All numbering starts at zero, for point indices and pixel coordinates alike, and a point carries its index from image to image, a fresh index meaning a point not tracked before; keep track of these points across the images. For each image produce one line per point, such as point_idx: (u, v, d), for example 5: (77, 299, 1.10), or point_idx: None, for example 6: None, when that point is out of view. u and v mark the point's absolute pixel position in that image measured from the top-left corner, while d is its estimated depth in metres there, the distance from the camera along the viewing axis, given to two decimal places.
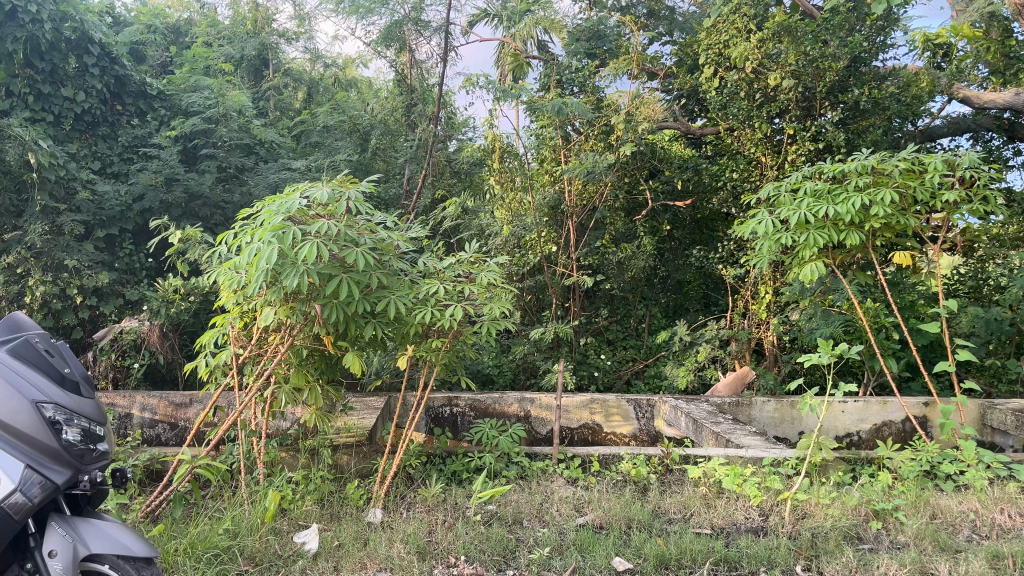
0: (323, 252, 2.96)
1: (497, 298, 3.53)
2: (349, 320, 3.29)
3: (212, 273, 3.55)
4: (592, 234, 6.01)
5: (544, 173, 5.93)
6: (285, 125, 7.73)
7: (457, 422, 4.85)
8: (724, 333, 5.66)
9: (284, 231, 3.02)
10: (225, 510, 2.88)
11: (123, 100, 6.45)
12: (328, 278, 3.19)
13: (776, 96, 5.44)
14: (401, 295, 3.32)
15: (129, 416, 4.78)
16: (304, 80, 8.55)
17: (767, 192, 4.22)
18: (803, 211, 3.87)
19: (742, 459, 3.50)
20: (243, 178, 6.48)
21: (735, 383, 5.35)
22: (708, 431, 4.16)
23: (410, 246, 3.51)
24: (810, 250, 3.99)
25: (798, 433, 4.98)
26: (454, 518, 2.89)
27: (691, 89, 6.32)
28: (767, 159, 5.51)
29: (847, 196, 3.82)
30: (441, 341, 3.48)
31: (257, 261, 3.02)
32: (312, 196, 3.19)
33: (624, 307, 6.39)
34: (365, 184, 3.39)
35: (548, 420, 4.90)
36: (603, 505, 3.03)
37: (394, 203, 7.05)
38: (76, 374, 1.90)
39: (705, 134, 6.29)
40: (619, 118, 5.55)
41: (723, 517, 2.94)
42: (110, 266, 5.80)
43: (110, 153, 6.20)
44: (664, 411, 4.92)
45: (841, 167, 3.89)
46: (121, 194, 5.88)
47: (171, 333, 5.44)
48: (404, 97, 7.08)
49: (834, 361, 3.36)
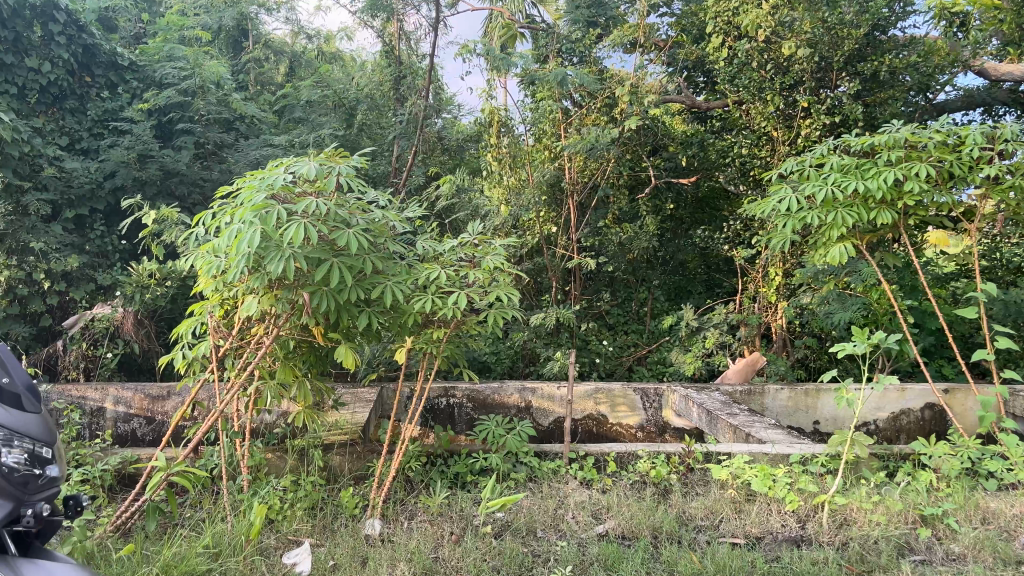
0: (311, 233, 2.67)
1: (503, 284, 3.20)
2: (342, 309, 2.97)
3: (189, 256, 3.22)
4: (594, 214, 5.72)
5: (544, 149, 5.63)
6: (267, 100, 7.40)
7: (455, 414, 4.57)
8: (733, 317, 5.39)
9: (268, 211, 2.75)
10: (205, 523, 2.59)
11: (92, 71, 6.01)
12: (317, 264, 2.88)
13: (789, 67, 5.17)
14: (399, 281, 3.00)
15: (102, 409, 4.46)
16: (287, 52, 8.10)
17: (788, 168, 3.95)
18: (830, 187, 3.59)
19: (768, 457, 3.24)
20: (223, 155, 6.14)
21: (746, 370, 5.08)
22: (725, 424, 3.90)
23: (407, 227, 3.20)
24: (838, 231, 3.69)
25: (812, 423, 4.74)
26: (462, 530, 2.60)
27: (696, 60, 5.99)
28: (779, 134, 5.25)
29: (877, 171, 3.55)
30: (443, 332, 3.15)
31: (238, 244, 2.72)
32: (298, 171, 2.92)
33: (625, 290, 6.11)
34: (358, 159, 3.09)
35: (550, 411, 4.62)
36: (627, 515, 2.75)
37: (382, 182, 6.70)
38: (18, 385, 1.57)
39: (711, 108, 5.95)
40: (623, 90, 5.24)
41: (758, 525, 2.68)
42: (79, 249, 5.44)
43: (79, 128, 5.80)
44: (673, 401, 4.65)
45: (870, 141, 3.62)
46: (91, 171, 5.49)
47: (147, 320, 5.11)
48: (391, 70, 6.67)
49: (870, 351, 3.09)
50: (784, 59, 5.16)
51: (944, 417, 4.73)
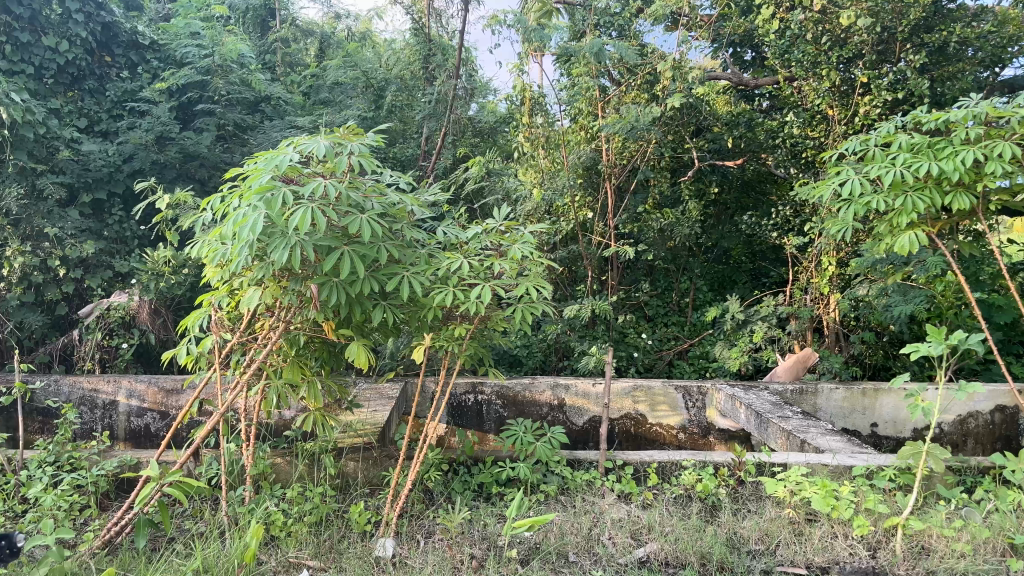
0: (318, 218, 2.39)
1: (532, 274, 2.86)
2: (354, 303, 2.69)
3: (195, 243, 2.97)
4: (632, 199, 5.38)
5: (580, 129, 5.29)
6: (293, 81, 7.14)
7: (483, 413, 4.33)
8: (783, 310, 5.01)
9: (273, 193, 2.47)
10: (201, 540, 2.34)
11: (111, 50, 5.78)
12: (327, 252, 2.61)
13: (848, 39, 4.78)
14: (417, 272, 2.70)
15: (115, 403, 4.26)
16: (316, 32, 7.82)
17: (851, 147, 3.56)
18: (899, 167, 3.20)
19: (828, 469, 2.90)
20: (244, 137, 5.91)
21: (797, 367, 4.72)
22: (776, 428, 3.56)
23: (428, 212, 2.90)
24: (908, 217, 3.29)
25: (870, 425, 4.38)
26: (484, 553, 2.32)
27: (744, 34, 5.58)
28: (836, 112, 4.85)
29: (954, 150, 3.14)
30: (465, 329, 2.82)
31: (241, 230, 2.45)
32: (306, 150, 2.63)
33: (665, 280, 5.79)
34: (372, 137, 2.78)
35: (585, 410, 4.33)
36: (670, 538, 2.44)
37: (411, 165, 6.44)
38: None
39: (760, 85, 5.56)
40: (665, 65, 4.88)
41: (822, 553, 2.35)
42: (97, 235, 5.24)
43: (98, 110, 5.57)
44: (719, 400, 4.32)
45: (946, 116, 3.22)
46: (109, 153, 5.28)
47: (163, 309, 4.90)
48: (420, 47, 6.36)
49: (949, 353, 2.70)
50: (842, 31, 4.77)
51: (1016, 421, 4.32)
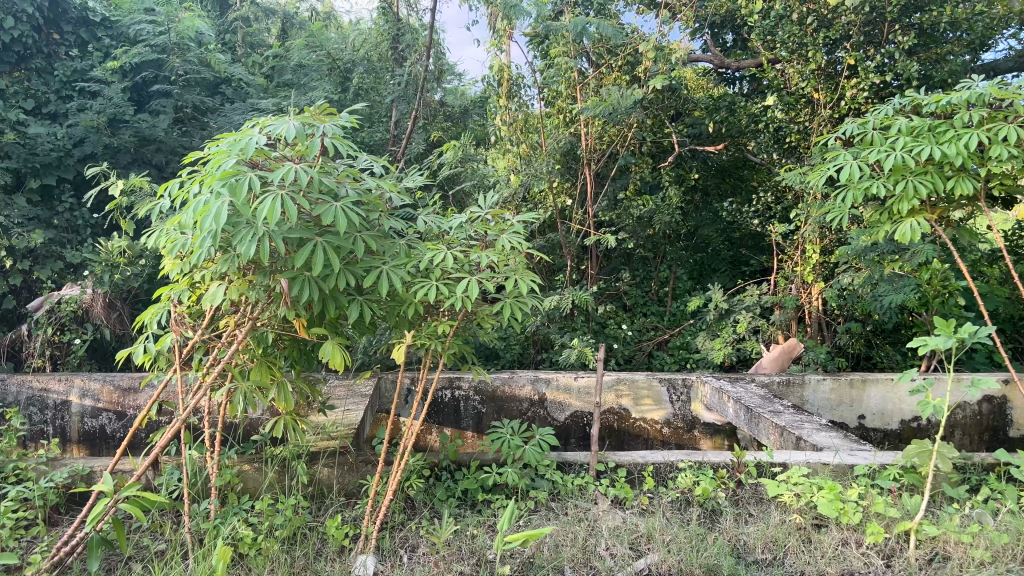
0: (289, 207, 2.19)
1: (519, 265, 2.67)
2: (327, 298, 2.48)
3: (153, 233, 2.73)
4: (612, 185, 5.21)
5: (558, 112, 5.10)
6: (256, 62, 6.85)
7: (461, 409, 4.14)
8: (767, 300, 4.90)
9: (238, 179, 2.26)
10: (162, 562, 2.12)
11: (60, 27, 5.36)
12: (298, 244, 2.40)
13: (834, 20, 4.65)
14: (396, 265, 2.50)
15: (67, 404, 3.99)
16: (278, 12, 7.51)
17: (847, 130, 3.42)
18: (899, 151, 3.06)
19: (829, 469, 2.77)
20: (204, 120, 5.61)
21: (782, 358, 4.61)
22: (768, 423, 3.42)
23: (407, 200, 2.70)
24: (908, 203, 3.15)
25: (857, 417, 4.30)
26: (475, 570, 2.14)
27: (726, 15, 5.43)
28: (821, 94, 4.73)
29: (956, 133, 3.02)
30: (449, 326, 2.61)
31: (203, 220, 2.24)
32: (275, 132, 2.41)
33: (644, 269, 5.65)
34: (346, 117, 2.55)
35: (566, 405, 4.18)
36: (672, 548, 2.27)
37: (380, 150, 6.20)
38: None
39: (741, 68, 5.44)
40: (647, 45, 4.71)
41: (833, 562, 2.21)
42: (46, 223, 4.92)
43: (47, 91, 5.21)
44: (704, 393, 4.18)
45: (946, 98, 3.10)
46: (58, 137, 4.95)
47: (119, 302, 4.61)
48: (389, 28, 6.09)
49: (957, 347, 2.57)
50: (829, 11, 4.63)
51: (1003, 411, 4.26)
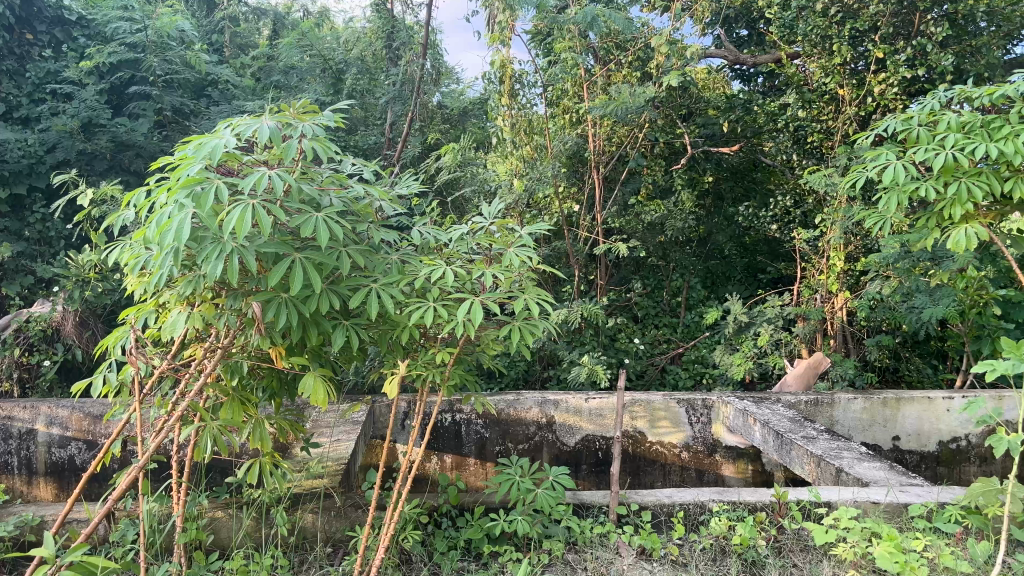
0: (262, 218, 1.85)
1: (528, 284, 2.34)
2: (308, 323, 2.15)
3: (112, 248, 2.39)
4: (623, 189, 4.89)
5: (564, 112, 4.76)
6: (242, 63, 6.51)
7: (462, 434, 3.82)
8: (790, 311, 4.57)
9: (203, 187, 1.90)
10: None
11: (33, 26, 4.99)
12: (275, 261, 2.07)
13: (861, 11, 4.33)
14: (387, 283, 2.17)
15: (33, 433, 3.65)
16: (269, 12, 7.17)
17: (888, 127, 3.04)
18: (949, 149, 2.72)
19: (881, 509, 2.44)
20: (186, 124, 5.28)
21: (808, 374, 4.28)
22: (801, 451, 3.07)
23: (403, 209, 2.37)
24: (961, 207, 2.81)
25: (891, 438, 3.97)
26: None
27: (741, 8, 5.13)
28: (847, 91, 4.40)
29: (1013, 129, 2.70)
30: (448, 354, 2.28)
31: (162, 235, 1.89)
32: (244, 132, 2.06)
33: (655, 278, 5.33)
34: (329, 115, 2.20)
35: (577, 429, 3.85)
36: None
37: (374, 154, 5.87)
38: None
39: (757, 63, 5.14)
40: (659, 39, 4.38)
41: None
42: (16, 235, 4.61)
43: (18, 93, 4.85)
44: (726, 414, 3.83)
45: (1000, 89, 2.75)
46: (28, 143, 4.59)
47: (93, 320, 4.29)
48: (383, 25, 5.75)
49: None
50: (855, 1, 4.31)
51: None
